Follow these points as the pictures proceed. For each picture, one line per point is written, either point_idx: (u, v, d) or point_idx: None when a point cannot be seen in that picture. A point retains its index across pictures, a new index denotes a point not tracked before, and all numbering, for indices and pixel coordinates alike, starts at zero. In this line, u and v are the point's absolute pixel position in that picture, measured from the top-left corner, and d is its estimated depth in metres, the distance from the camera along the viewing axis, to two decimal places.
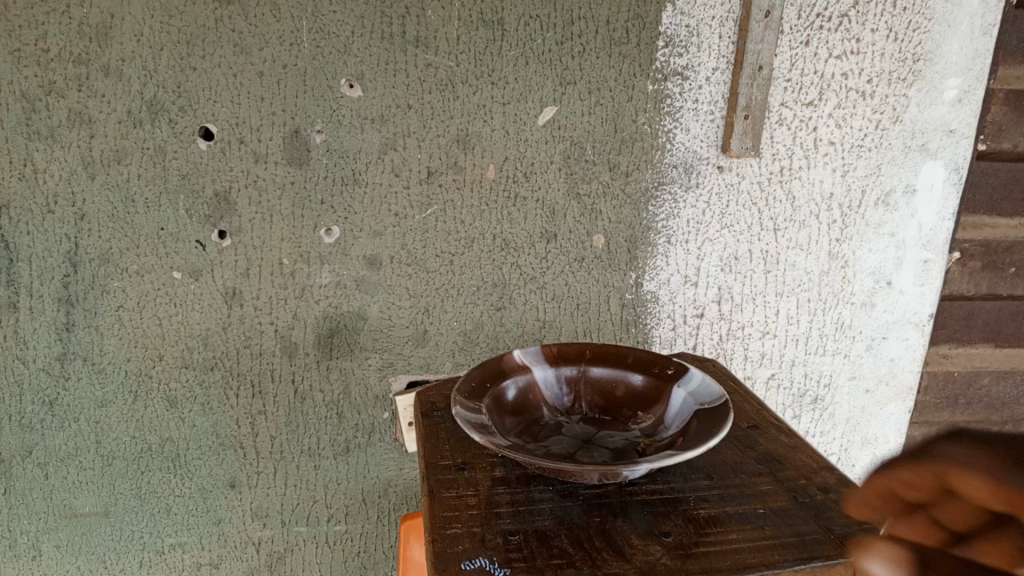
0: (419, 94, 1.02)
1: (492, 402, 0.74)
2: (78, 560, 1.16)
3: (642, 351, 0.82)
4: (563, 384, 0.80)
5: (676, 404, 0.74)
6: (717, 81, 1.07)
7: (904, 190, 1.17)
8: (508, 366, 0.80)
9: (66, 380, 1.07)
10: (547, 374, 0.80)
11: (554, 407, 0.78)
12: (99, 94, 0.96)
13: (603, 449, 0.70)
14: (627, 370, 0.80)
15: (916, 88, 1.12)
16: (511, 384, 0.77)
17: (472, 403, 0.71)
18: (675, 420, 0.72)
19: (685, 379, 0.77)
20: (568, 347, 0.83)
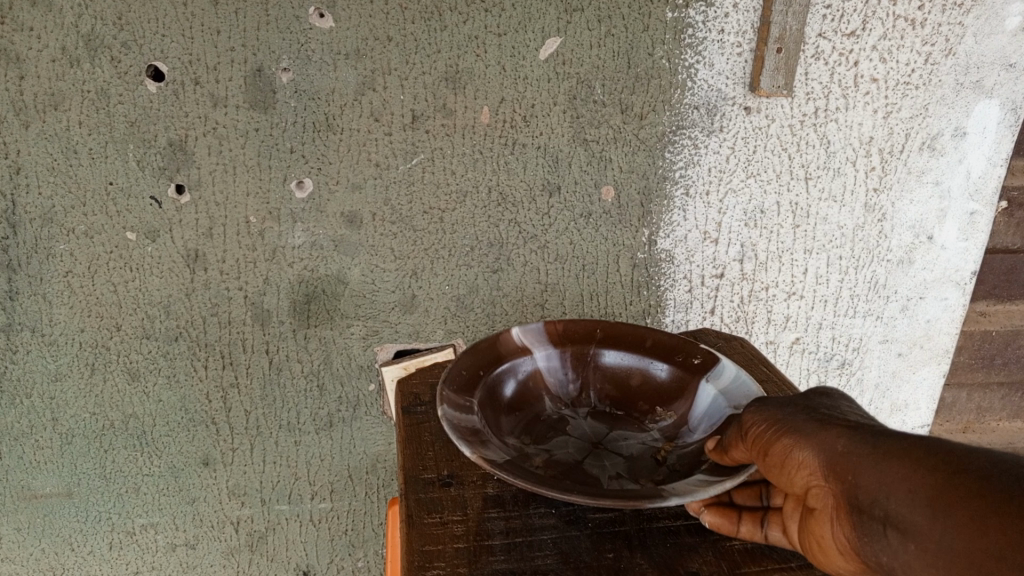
0: (401, 23, 0.87)
1: (485, 398, 0.64)
2: (43, 542, 1.08)
3: (661, 332, 0.73)
4: (568, 371, 0.72)
5: (703, 404, 0.66)
6: (746, 8, 0.93)
7: (954, 133, 1.03)
8: (504, 349, 0.70)
9: (14, 354, 0.97)
10: (551, 359, 0.71)
11: (558, 398, 0.70)
12: (27, 28, 0.82)
13: (615, 460, 0.62)
14: (645, 356, 0.71)
15: (974, 16, 0.97)
16: (508, 376, 0.68)
17: (462, 400, 0.61)
18: (702, 426, 0.65)
19: (713, 373, 0.68)
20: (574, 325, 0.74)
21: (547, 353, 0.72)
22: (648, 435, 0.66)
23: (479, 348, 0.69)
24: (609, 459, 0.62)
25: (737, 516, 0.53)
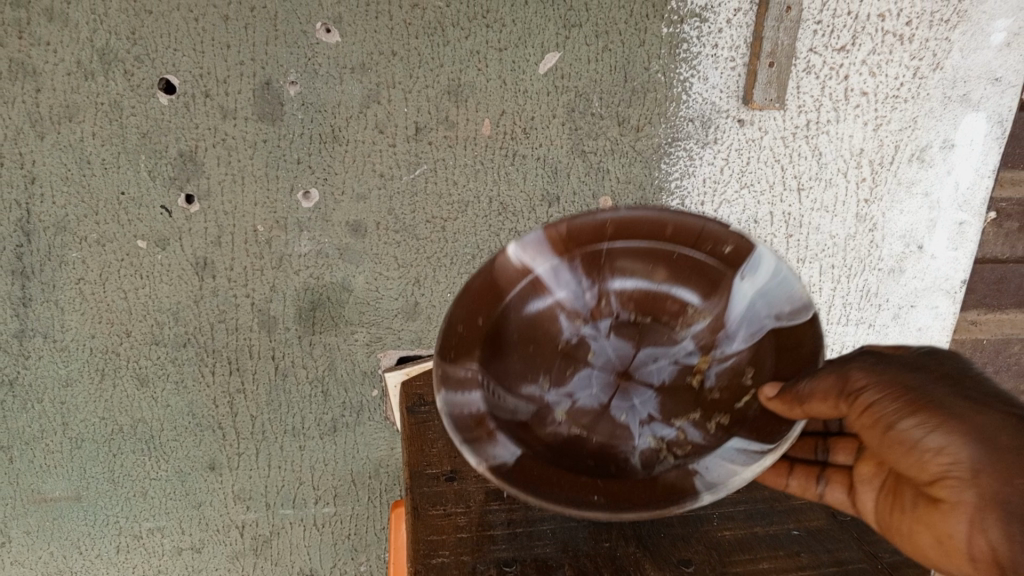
0: (405, 39, 0.90)
1: (489, 349, 0.66)
2: (51, 545, 1.10)
3: (687, 213, 0.65)
4: (581, 275, 0.69)
5: (739, 307, 0.67)
6: (739, 24, 0.96)
7: (942, 145, 1.06)
8: (501, 279, 0.66)
9: (25, 359, 0.99)
10: (558, 276, 0.69)
11: (574, 308, 0.70)
12: (43, 42, 0.85)
13: (645, 395, 0.68)
14: (668, 249, 0.67)
15: (960, 31, 1.00)
16: (509, 309, 0.67)
17: (463, 376, 0.63)
18: (740, 333, 0.67)
19: (749, 267, 0.65)
20: (582, 220, 0.66)
21: (551, 266, 0.68)
22: (680, 347, 0.70)
23: (472, 289, 0.66)
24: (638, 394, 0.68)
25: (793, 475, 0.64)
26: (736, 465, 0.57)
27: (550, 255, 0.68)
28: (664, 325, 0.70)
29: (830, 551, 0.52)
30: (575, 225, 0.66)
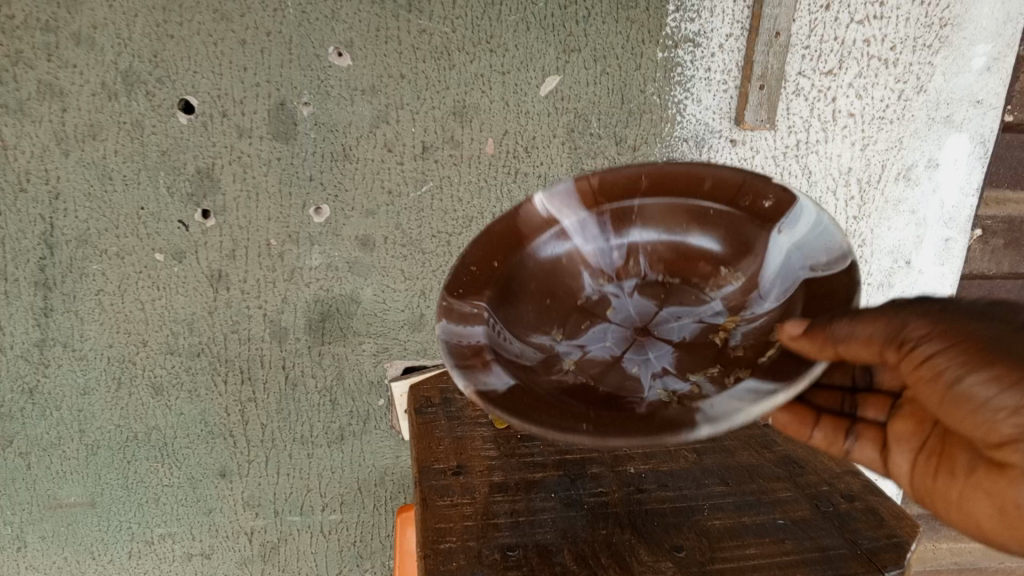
0: (413, 62, 0.95)
1: (501, 292, 0.71)
2: (66, 550, 1.13)
3: (721, 167, 0.71)
4: (609, 232, 0.75)
5: (776, 262, 0.67)
6: (731, 48, 1.00)
7: (927, 164, 1.11)
8: (529, 225, 0.74)
9: (45, 367, 1.03)
10: (586, 228, 0.75)
11: (600, 267, 0.74)
12: (70, 65, 0.89)
13: (662, 351, 0.67)
14: (699, 203, 0.72)
15: (942, 56, 1.05)
16: (531, 258, 0.73)
17: (468, 309, 0.67)
18: (775, 290, 0.67)
19: (786, 221, 0.67)
20: (618, 175, 0.74)
21: (580, 218, 0.75)
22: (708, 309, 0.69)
23: (499, 234, 0.74)
24: (655, 349, 0.67)
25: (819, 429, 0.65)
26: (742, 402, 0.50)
27: (582, 209, 0.75)
28: (694, 288, 0.72)
29: (813, 538, 0.56)
30: (609, 179, 0.74)
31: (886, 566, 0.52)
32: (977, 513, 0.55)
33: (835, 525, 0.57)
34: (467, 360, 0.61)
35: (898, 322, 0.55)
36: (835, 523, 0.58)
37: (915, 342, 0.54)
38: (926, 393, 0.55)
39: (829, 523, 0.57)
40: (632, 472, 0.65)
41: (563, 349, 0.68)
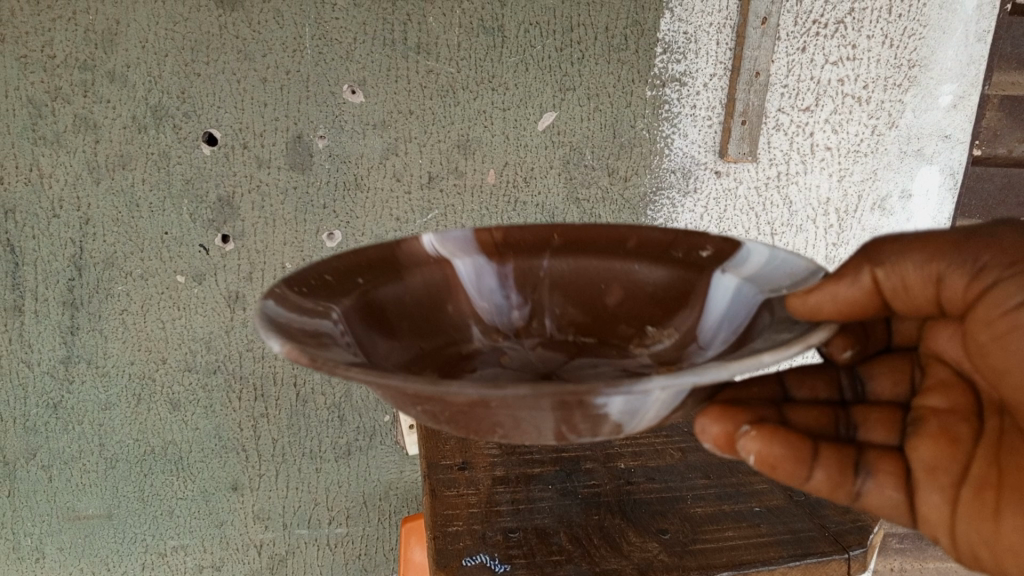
0: (420, 100, 1.03)
1: (366, 309, 0.57)
2: (82, 561, 1.19)
3: (649, 230, 0.67)
4: (509, 288, 0.66)
5: (721, 303, 0.58)
6: (714, 87, 1.08)
7: (900, 195, 1.20)
8: (410, 261, 0.65)
9: (69, 384, 1.07)
10: (482, 279, 0.66)
11: (495, 324, 0.65)
12: (104, 100, 0.95)
13: None
14: (626, 259, 0.65)
15: (911, 94, 1.13)
16: (411, 286, 0.63)
17: (310, 304, 0.52)
18: (722, 330, 0.56)
19: (736, 262, 0.60)
20: (525, 231, 0.68)
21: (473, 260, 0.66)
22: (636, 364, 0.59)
23: (371, 260, 0.63)
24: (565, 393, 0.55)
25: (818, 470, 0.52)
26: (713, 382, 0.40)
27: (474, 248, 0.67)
28: (615, 349, 0.62)
29: (786, 523, 0.62)
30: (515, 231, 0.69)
31: (851, 545, 0.59)
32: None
33: (807, 511, 0.64)
34: (298, 330, 0.46)
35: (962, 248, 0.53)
36: (806, 510, 0.64)
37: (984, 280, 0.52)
38: (1003, 350, 0.53)
39: (801, 510, 0.64)
40: (621, 466, 0.72)
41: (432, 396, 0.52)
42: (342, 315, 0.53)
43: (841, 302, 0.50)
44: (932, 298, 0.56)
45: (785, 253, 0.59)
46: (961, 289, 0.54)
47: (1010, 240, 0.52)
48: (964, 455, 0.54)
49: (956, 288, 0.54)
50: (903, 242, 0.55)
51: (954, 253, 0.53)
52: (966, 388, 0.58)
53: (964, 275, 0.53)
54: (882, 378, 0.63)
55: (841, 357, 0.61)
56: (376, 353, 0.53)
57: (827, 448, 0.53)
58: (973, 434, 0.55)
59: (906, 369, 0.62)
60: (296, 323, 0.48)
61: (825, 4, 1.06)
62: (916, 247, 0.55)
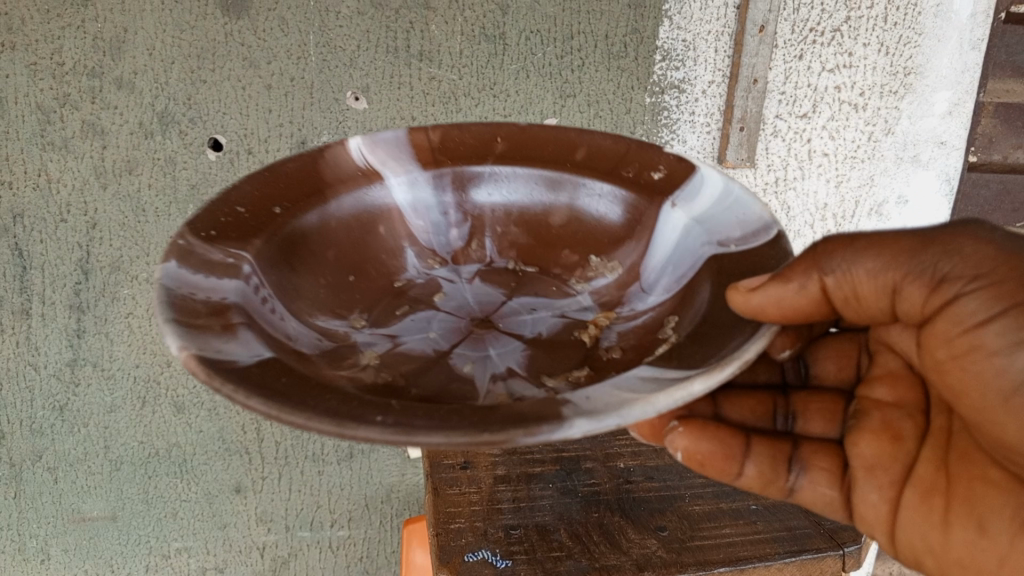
0: (423, 106, 1.04)
1: (285, 244, 0.62)
2: (86, 563, 1.22)
3: (595, 140, 0.73)
4: (449, 206, 0.72)
5: (674, 238, 0.65)
6: (713, 93, 1.10)
7: (897, 200, 1.23)
8: (334, 173, 0.69)
9: (75, 386, 1.09)
10: (418, 196, 0.72)
11: (435, 244, 0.71)
12: (112, 106, 0.96)
13: (508, 347, 0.59)
14: (574, 175, 0.70)
15: (907, 101, 1.15)
16: (338, 207, 0.67)
17: (217, 257, 0.56)
18: (667, 273, 0.63)
19: (684, 196, 0.66)
20: (469, 139, 0.73)
21: (409, 173, 0.72)
22: (573, 304, 0.65)
23: (290, 173, 0.67)
24: (499, 345, 0.60)
25: (748, 464, 0.59)
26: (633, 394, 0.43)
27: (414, 164, 0.72)
28: (558, 277, 0.68)
29: (783, 520, 0.67)
30: (455, 140, 0.74)
31: (845, 542, 0.65)
32: (975, 537, 0.54)
33: (802, 508, 0.69)
34: (198, 306, 0.51)
35: (920, 254, 0.55)
36: (801, 507, 0.69)
37: (940, 293, 0.55)
38: (957, 368, 0.56)
39: (796, 508, 0.69)
40: (621, 466, 0.75)
41: (363, 338, 0.59)
42: (252, 265, 0.57)
43: (789, 306, 0.52)
44: (886, 302, 0.59)
45: (741, 190, 0.64)
46: (917, 299, 0.56)
47: (970, 248, 0.54)
48: (905, 454, 0.60)
49: (912, 294, 0.56)
50: (863, 242, 0.57)
51: (910, 261, 0.55)
52: (916, 387, 0.63)
53: (920, 285, 0.56)
54: (828, 364, 0.71)
55: (779, 355, 0.63)
56: (297, 293, 0.60)
57: (759, 444, 0.61)
58: (915, 432, 0.61)
59: (853, 354, 0.70)
60: (199, 297, 0.52)
61: (822, 12, 1.07)
62: (874, 249, 0.57)
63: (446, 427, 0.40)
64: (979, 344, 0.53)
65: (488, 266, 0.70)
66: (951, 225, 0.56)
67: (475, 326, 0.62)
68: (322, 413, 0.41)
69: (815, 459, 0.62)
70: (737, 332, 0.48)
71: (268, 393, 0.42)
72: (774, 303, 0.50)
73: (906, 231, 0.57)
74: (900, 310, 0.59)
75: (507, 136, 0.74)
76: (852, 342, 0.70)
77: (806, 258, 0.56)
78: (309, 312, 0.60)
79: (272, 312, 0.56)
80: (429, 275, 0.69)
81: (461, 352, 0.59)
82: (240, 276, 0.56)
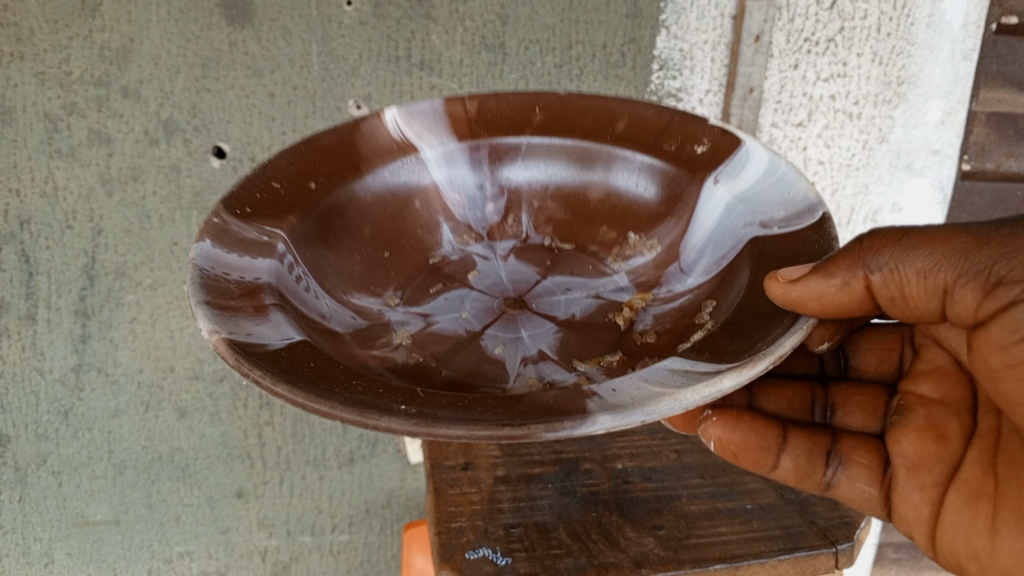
0: None
1: (319, 220, 0.68)
2: (90, 567, 1.23)
3: (636, 110, 0.76)
4: (484, 179, 0.78)
5: (717, 212, 0.69)
6: (709, 102, 1.12)
7: (891, 208, 1.25)
8: (371, 147, 0.74)
9: (80, 391, 1.10)
10: (455, 172, 0.77)
11: (468, 216, 0.77)
12: (118, 115, 0.98)
13: (540, 329, 0.66)
14: (612, 147, 0.75)
15: (901, 110, 1.17)
16: (375, 183, 0.74)
17: (252, 235, 0.62)
18: (707, 254, 0.68)
19: (727, 172, 0.70)
20: (508, 112, 0.78)
21: (445, 147, 0.77)
22: (607, 283, 0.71)
23: (322, 147, 0.72)
24: (531, 327, 0.66)
25: (783, 457, 0.67)
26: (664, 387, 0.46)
27: (452, 139, 0.77)
28: (594, 252, 0.74)
29: (777, 519, 0.70)
30: (493, 112, 0.78)
31: (838, 539, 0.67)
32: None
33: (796, 508, 0.71)
34: (231, 287, 0.56)
35: (976, 254, 0.59)
36: (796, 507, 0.71)
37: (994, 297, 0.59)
38: (1015, 381, 0.60)
39: (791, 507, 0.71)
40: (620, 466, 0.77)
41: (396, 317, 0.66)
42: (285, 243, 0.64)
43: (827, 299, 0.55)
44: (937, 302, 0.62)
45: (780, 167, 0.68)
46: (969, 302, 0.60)
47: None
48: (950, 456, 0.65)
49: (963, 295, 0.60)
50: (909, 241, 0.61)
51: (960, 261, 0.59)
52: (967, 394, 0.68)
53: (975, 290, 0.59)
54: (869, 354, 0.77)
55: (817, 347, 0.66)
56: (329, 269, 0.67)
57: (797, 437, 0.68)
58: (960, 432, 0.66)
59: (894, 347, 0.76)
60: (233, 276, 0.58)
61: (816, 22, 1.09)
62: (923, 247, 0.60)
63: (470, 422, 0.43)
64: None
65: (524, 242, 0.77)
66: (1010, 224, 0.60)
67: (508, 307, 0.68)
68: (345, 402, 0.44)
69: (856, 455, 0.68)
70: (776, 324, 0.51)
71: (290, 378, 0.46)
72: (812, 296, 0.53)
73: (960, 228, 0.61)
74: (949, 310, 0.63)
75: (546, 108, 0.78)
76: (895, 333, 0.76)
77: (848, 254, 0.59)
78: (342, 289, 0.66)
79: (303, 290, 0.62)
80: (464, 252, 0.76)
81: (493, 334, 0.66)
82: (273, 255, 0.62)
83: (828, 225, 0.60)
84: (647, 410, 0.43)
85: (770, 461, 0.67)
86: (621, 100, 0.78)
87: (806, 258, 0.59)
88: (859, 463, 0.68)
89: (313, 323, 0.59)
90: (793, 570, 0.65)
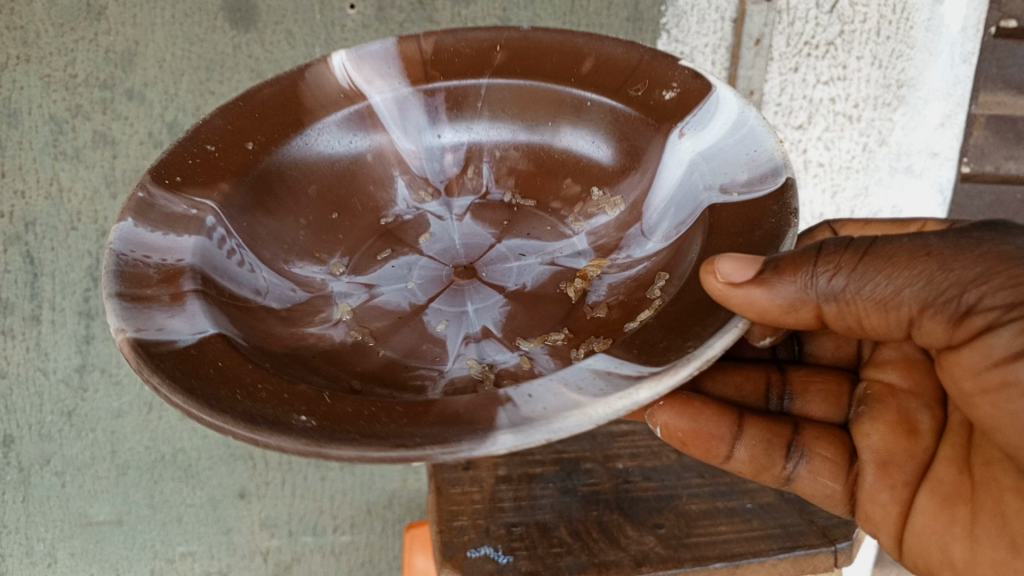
0: None
1: (254, 185, 0.70)
2: (92, 566, 1.23)
3: (604, 49, 0.76)
4: (441, 126, 0.79)
5: (681, 169, 0.68)
6: None
7: (892, 211, 1.26)
8: (317, 96, 0.76)
9: (84, 392, 1.10)
10: (410, 118, 0.78)
11: (427, 168, 0.79)
12: (123, 118, 0.98)
13: (489, 303, 0.68)
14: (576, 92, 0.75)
15: (900, 113, 1.18)
16: (319, 138, 0.75)
17: (180, 209, 0.65)
18: (668, 216, 0.68)
19: (694, 124, 0.69)
20: (468, 54, 0.78)
21: (398, 92, 0.78)
22: (565, 247, 0.73)
23: (262, 102, 0.74)
24: (480, 299, 0.68)
25: (737, 447, 0.67)
26: (579, 395, 0.45)
27: (404, 83, 0.78)
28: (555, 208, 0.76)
29: (776, 518, 0.71)
30: (450, 52, 0.78)
31: (837, 539, 0.68)
32: (1007, 556, 0.56)
33: (796, 508, 0.73)
34: (150, 273, 0.58)
35: (939, 278, 0.54)
36: (796, 507, 0.73)
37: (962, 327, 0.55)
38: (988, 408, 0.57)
39: (791, 507, 0.72)
40: (620, 466, 0.78)
41: (340, 290, 0.69)
42: (215, 215, 0.66)
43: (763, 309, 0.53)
44: (903, 330, 0.58)
45: (744, 121, 0.66)
46: (937, 329, 0.56)
47: (996, 273, 0.53)
48: (921, 453, 0.65)
49: (927, 318, 0.56)
50: (869, 257, 0.56)
51: (919, 283, 0.55)
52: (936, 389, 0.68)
53: (943, 317, 0.55)
54: (827, 342, 0.79)
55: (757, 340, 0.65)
56: (268, 237, 0.70)
57: (754, 428, 0.68)
58: (932, 425, 0.66)
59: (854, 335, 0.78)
60: (153, 259, 0.60)
61: (816, 26, 1.09)
62: (881, 268, 0.56)
63: (359, 441, 0.43)
64: (1011, 382, 0.54)
65: (483, 197, 0.78)
66: (983, 237, 0.55)
67: (457, 277, 0.70)
68: (238, 417, 0.45)
69: (823, 449, 0.69)
70: (712, 320, 0.50)
71: (190, 386, 0.48)
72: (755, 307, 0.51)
73: (924, 245, 0.56)
74: (916, 337, 0.59)
75: (507, 46, 0.78)
76: None
77: (799, 263, 0.55)
78: (285, 259, 0.70)
79: (235, 265, 0.65)
80: (418, 210, 0.77)
81: (438, 307, 0.68)
82: (201, 230, 0.64)
83: (787, 193, 0.58)
84: (552, 428, 0.43)
85: (721, 451, 0.67)
86: (587, 37, 0.77)
87: (760, 233, 0.57)
88: (822, 457, 0.68)
89: (239, 301, 0.62)
90: (792, 569, 0.67)
